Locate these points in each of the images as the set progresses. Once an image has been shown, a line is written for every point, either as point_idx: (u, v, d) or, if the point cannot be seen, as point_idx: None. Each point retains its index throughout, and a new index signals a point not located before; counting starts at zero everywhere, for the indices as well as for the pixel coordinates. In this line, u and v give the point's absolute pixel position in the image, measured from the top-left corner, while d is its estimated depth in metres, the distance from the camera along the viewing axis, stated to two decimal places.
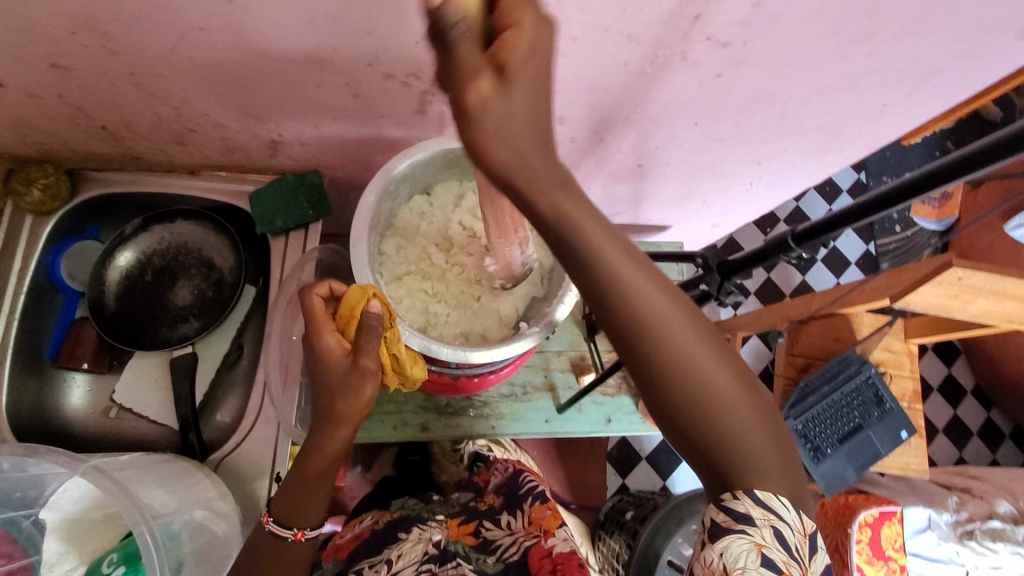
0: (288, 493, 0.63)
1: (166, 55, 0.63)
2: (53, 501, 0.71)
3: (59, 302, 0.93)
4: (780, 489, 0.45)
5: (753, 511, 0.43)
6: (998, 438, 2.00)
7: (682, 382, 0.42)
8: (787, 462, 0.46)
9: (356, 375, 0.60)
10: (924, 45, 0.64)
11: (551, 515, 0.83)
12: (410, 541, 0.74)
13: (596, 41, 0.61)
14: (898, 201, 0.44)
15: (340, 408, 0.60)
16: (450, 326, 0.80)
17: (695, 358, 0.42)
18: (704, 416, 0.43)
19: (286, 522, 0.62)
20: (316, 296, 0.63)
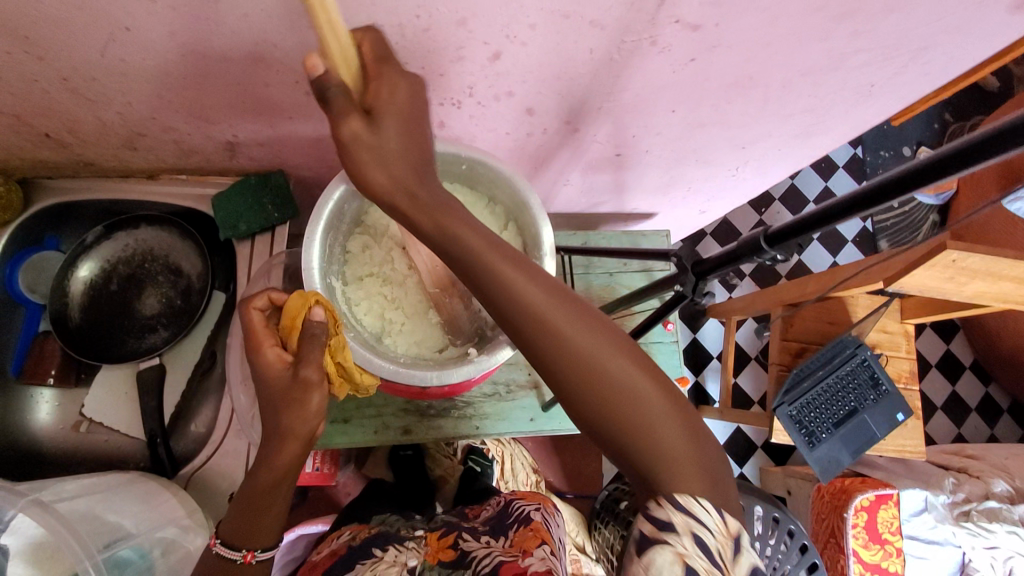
0: (238, 513, 0.61)
1: (98, 58, 0.59)
2: (14, 526, 0.65)
3: (20, 316, 0.90)
4: (704, 494, 0.41)
5: (674, 518, 0.40)
6: (997, 413, 1.98)
7: (586, 382, 0.41)
8: (718, 471, 0.43)
9: (298, 387, 0.56)
10: (910, 22, 0.59)
11: (532, 535, 0.75)
12: (385, 563, 0.73)
13: (556, 28, 0.56)
14: (866, 206, 0.41)
15: (284, 423, 0.57)
16: (407, 337, 0.77)
17: (599, 355, 0.41)
18: (615, 419, 0.41)
19: (234, 543, 0.60)
20: (255, 308, 0.61)
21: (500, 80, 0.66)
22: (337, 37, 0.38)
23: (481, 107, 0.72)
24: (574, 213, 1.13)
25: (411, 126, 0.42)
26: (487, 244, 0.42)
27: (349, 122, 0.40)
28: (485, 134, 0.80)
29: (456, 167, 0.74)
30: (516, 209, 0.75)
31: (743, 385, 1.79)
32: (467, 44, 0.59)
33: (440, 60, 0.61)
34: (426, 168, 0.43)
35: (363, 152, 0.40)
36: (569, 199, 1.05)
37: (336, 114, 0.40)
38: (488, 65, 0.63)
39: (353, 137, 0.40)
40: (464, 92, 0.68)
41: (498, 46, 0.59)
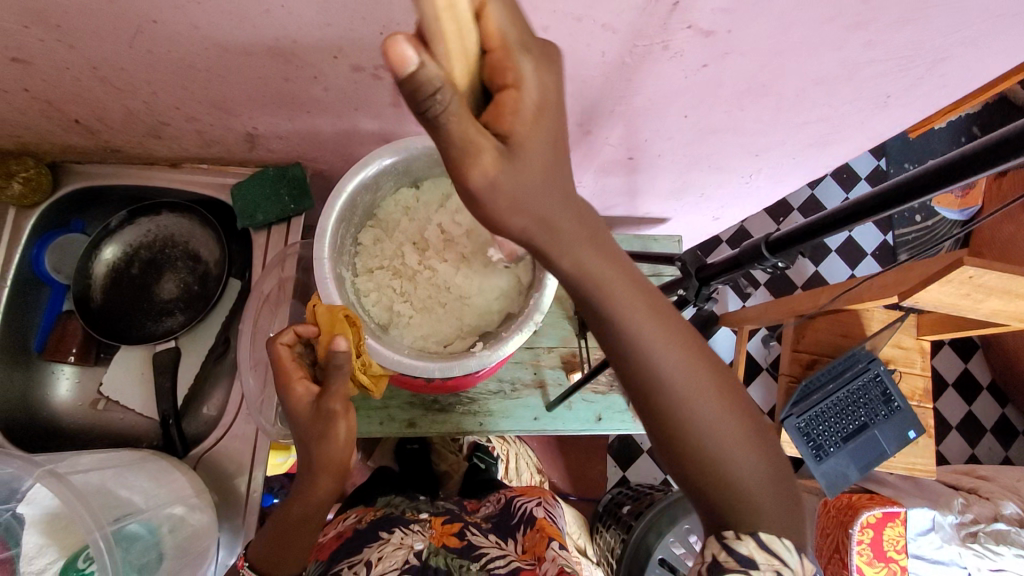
0: (269, 537, 0.68)
1: (125, 48, 0.61)
2: (31, 496, 0.69)
3: (45, 295, 0.93)
4: (784, 533, 0.46)
5: (756, 555, 0.44)
6: (1014, 436, 1.94)
7: (687, 427, 0.44)
8: (794, 512, 0.47)
9: (323, 421, 0.61)
10: (927, 32, 0.59)
11: (542, 537, 0.79)
12: (392, 544, 0.75)
13: (569, 31, 0.57)
14: (868, 214, 0.41)
15: (316, 458, 0.63)
16: (411, 329, 0.77)
17: (703, 400, 0.44)
18: (711, 462, 0.45)
19: (264, 568, 0.68)
20: (282, 344, 0.64)
21: None
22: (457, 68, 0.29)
23: None
24: None
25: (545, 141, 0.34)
26: (616, 275, 0.42)
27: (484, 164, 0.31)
28: None
29: None
30: None
31: (752, 395, 1.77)
32: None
33: None
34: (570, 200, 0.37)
35: (495, 196, 0.33)
36: (581, 201, 1.06)
37: (453, 154, 0.30)
38: None
39: (490, 174, 0.32)
40: None
41: None
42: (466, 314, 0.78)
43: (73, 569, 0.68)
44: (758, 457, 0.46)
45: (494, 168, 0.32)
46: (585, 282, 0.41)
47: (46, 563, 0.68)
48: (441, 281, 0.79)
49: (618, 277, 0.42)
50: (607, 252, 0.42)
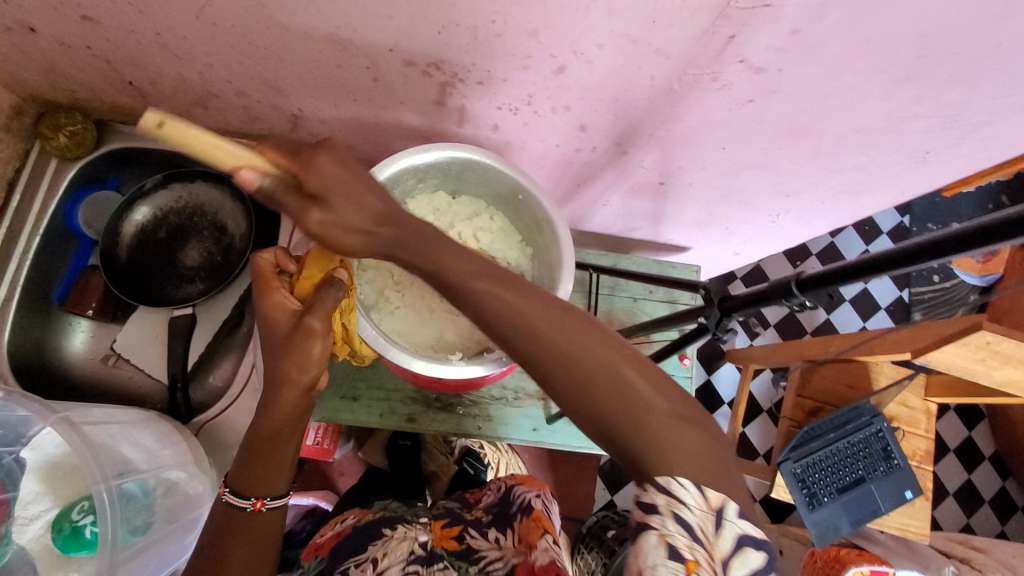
0: (242, 460, 0.58)
1: (190, 19, 0.63)
2: (35, 442, 0.75)
3: (73, 248, 0.94)
4: (692, 475, 0.43)
5: (655, 498, 0.42)
6: (1011, 511, 1.90)
7: (565, 372, 0.45)
8: (714, 457, 0.44)
9: (299, 334, 0.54)
10: (976, 94, 0.59)
11: (535, 526, 0.76)
12: (396, 539, 0.77)
13: (622, 52, 0.58)
14: (903, 264, 0.41)
15: (284, 370, 0.55)
16: (392, 319, 0.77)
17: (583, 347, 0.45)
18: (605, 407, 0.44)
19: (244, 492, 0.58)
20: (267, 256, 0.59)
21: (560, 94, 0.68)
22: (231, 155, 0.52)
23: (537, 116, 0.74)
24: (609, 234, 1.14)
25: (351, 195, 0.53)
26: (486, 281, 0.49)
27: (312, 215, 0.52)
28: (535, 144, 0.82)
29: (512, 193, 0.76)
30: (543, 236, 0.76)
31: (750, 435, 1.76)
32: (534, 55, 0.61)
33: (506, 65, 0.64)
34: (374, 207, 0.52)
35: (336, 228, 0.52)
36: (605, 220, 1.06)
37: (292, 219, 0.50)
38: (551, 78, 0.65)
39: (321, 221, 0.52)
40: (524, 100, 0.71)
41: (563, 60, 0.61)
42: (446, 328, 0.78)
43: (66, 519, 0.72)
44: (653, 396, 0.45)
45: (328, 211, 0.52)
46: (463, 279, 0.49)
47: (41, 510, 0.73)
48: None
49: (494, 288, 0.48)
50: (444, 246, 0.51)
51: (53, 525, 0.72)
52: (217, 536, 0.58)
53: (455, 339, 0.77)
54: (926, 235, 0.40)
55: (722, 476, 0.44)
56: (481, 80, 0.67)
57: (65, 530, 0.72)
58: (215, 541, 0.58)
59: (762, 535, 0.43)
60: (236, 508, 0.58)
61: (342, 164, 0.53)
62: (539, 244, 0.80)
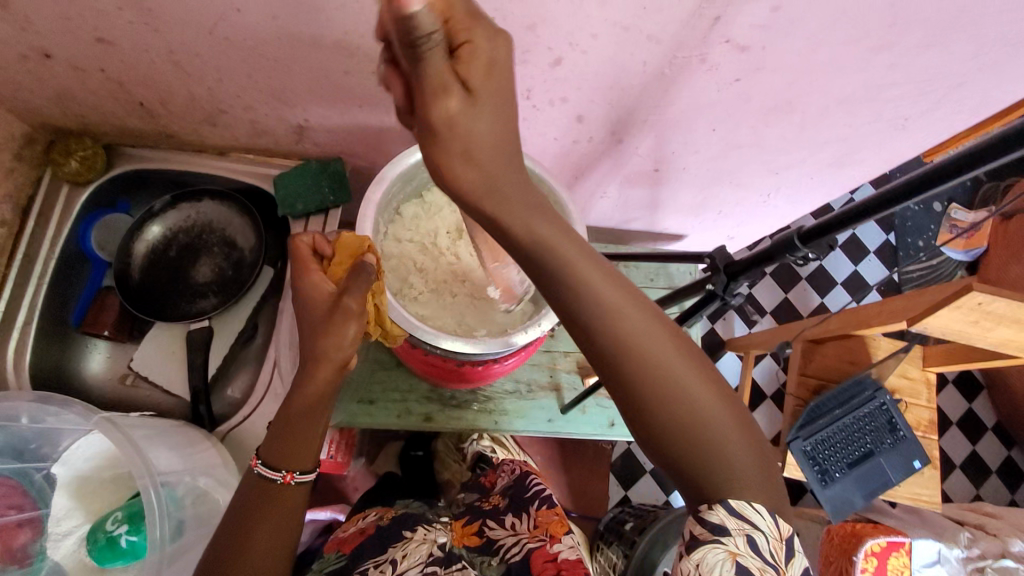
0: (274, 436, 0.61)
1: (204, 35, 0.66)
2: (65, 455, 0.76)
3: (87, 271, 0.97)
4: (757, 500, 0.47)
5: (727, 522, 0.45)
6: (1017, 478, 1.93)
7: (656, 392, 0.45)
8: (771, 483, 0.48)
9: (338, 314, 0.58)
10: (945, 58, 0.63)
11: (558, 520, 0.79)
12: (416, 541, 0.76)
13: (616, 40, 0.62)
14: (893, 204, 0.45)
15: (321, 347, 0.58)
16: (417, 305, 0.81)
17: (660, 356, 0.45)
18: (687, 431, 0.45)
19: (273, 464, 0.60)
20: (303, 242, 0.64)
21: (557, 86, 0.72)
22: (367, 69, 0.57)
23: (536, 110, 0.78)
24: (607, 227, 1.17)
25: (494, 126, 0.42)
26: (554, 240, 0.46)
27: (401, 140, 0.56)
28: (534, 138, 0.86)
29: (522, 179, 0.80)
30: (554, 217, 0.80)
31: (757, 421, 1.78)
32: (533, 48, 0.65)
33: (506, 61, 0.67)
34: None
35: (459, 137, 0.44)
36: (604, 212, 1.10)
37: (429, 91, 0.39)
38: (549, 70, 0.69)
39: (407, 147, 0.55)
40: (523, 95, 0.74)
41: (560, 52, 0.65)
42: (467, 313, 0.81)
43: (102, 529, 0.73)
44: (732, 427, 0.46)
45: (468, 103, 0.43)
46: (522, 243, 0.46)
47: (73, 526, 0.75)
48: (457, 273, 0.83)
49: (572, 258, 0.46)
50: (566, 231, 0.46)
51: (90, 536, 0.73)
52: (246, 527, 0.58)
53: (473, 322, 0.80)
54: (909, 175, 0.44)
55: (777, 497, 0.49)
56: None
57: (100, 541, 0.73)
58: (240, 527, 0.58)
59: (804, 552, 0.50)
60: (270, 493, 0.59)
61: None
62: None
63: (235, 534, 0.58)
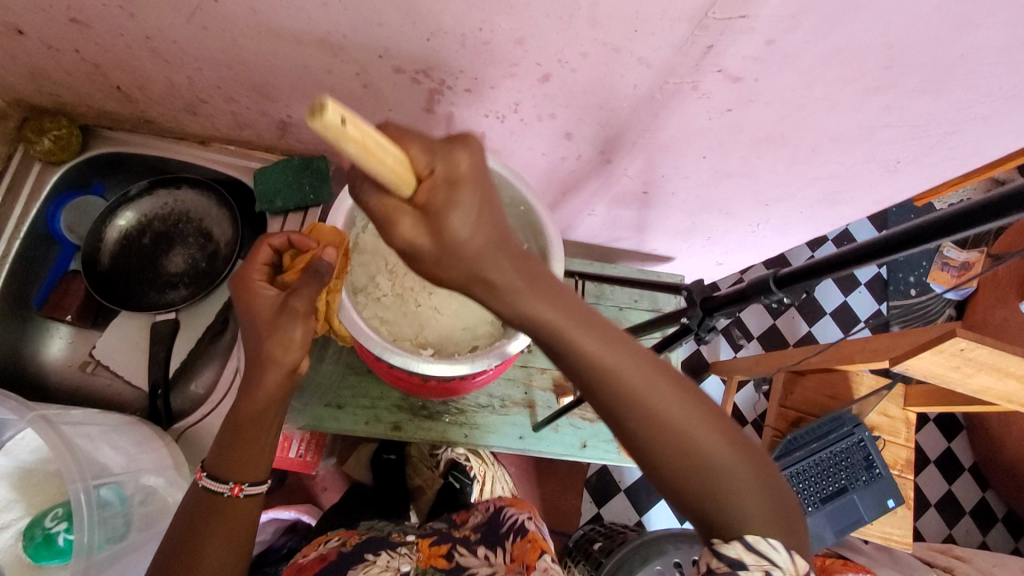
0: (221, 445, 0.58)
1: (182, 22, 0.64)
2: (9, 447, 0.72)
3: (54, 253, 0.94)
4: (774, 534, 0.47)
5: (744, 557, 0.45)
6: (990, 521, 1.93)
7: (659, 448, 0.46)
8: (790, 519, 0.48)
9: (284, 316, 0.55)
10: (941, 105, 0.62)
11: (531, 547, 0.76)
12: (377, 566, 0.74)
13: (605, 61, 0.60)
14: (871, 258, 0.43)
15: (267, 351, 0.55)
16: (377, 307, 0.77)
17: (668, 415, 0.45)
18: (680, 463, 0.46)
19: (222, 476, 0.57)
20: (268, 245, 0.63)
21: (545, 102, 0.70)
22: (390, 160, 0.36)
23: (523, 124, 0.76)
24: (594, 244, 1.15)
25: (451, 183, 0.40)
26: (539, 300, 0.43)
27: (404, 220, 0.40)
28: (521, 152, 0.84)
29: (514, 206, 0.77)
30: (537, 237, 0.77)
31: None
32: (521, 62, 0.63)
33: (493, 73, 0.65)
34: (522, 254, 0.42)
35: (429, 253, 0.40)
36: (591, 229, 1.07)
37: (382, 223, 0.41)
38: (537, 86, 0.67)
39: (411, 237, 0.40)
40: (510, 108, 0.72)
41: (549, 68, 0.63)
42: (427, 326, 0.78)
43: (38, 526, 0.71)
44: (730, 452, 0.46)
45: (427, 241, 0.40)
46: (522, 320, 0.43)
47: (13, 518, 0.72)
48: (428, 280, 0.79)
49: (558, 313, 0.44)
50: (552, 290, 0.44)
51: (26, 533, 0.70)
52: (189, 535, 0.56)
53: (431, 339, 0.77)
54: (890, 231, 0.42)
55: (745, 495, 0.46)
56: (469, 86, 0.69)
57: (37, 538, 0.70)
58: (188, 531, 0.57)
59: None
60: (219, 495, 0.57)
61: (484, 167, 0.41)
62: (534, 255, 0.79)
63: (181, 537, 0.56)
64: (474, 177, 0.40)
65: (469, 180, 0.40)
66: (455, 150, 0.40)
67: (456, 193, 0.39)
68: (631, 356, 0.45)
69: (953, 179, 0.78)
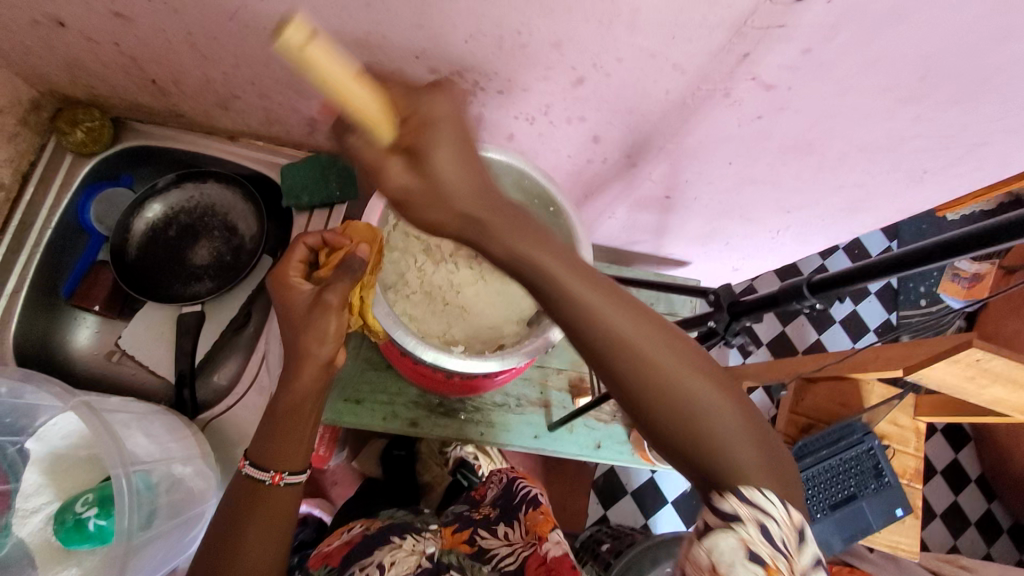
0: (264, 435, 0.60)
1: (223, 20, 0.65)
2: (41, 433, 0.75)
3: (83, 243, 0.95)
4: (767, 484, 0.43)
5: (738, 509, 0.41)
6: (997, 533, 1.93)
7: (647, 389, 0.43)
8: (781, 465, 0.44)
9: (318, 310, 0.57)
10: (970, 117, 0.63)
11: (544, 519, 0.78)
12: (404, 550, 0.74)
13: (641, 66, 0.61)
14: (911, 266, 0.44)
15: (305, 345, 0.57)
16: (406, 303, 0.78)
17: (656, 360, 0.43)
18: (670, 404, 0.43)
19: (264, 464, 0.59)
20: (303, 243, 0.63)
21: (576, 105, 0.71)
22: (363, 102, 0.43)
23: (552, 127, 0.77)
24: (611, 247, 1.16)
25: (426, 123, 0.47)
26: (530, 245, 0.45)
27: (394, 167, 0.46)
28: (547, 154, 0.85)
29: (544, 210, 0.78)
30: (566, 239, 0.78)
31: None
32: (556, 66, 0.64)
33: (527, 76, 0.66)
34: (489, 185, 0.47)
35: (418, 191, 0.46)
36: (609, 232, 1.08)
37: (373, 171, 0.47)
38: (570, 89, 0.68)
39: (404, 178, 0.46)
40: (540, 111, 0.73)
41: (583, 72, 0.64)
42: (455, 324, 0.79)
43: (70, 511, 0.71)
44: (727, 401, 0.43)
45: (417, 180, 0.46)
46: (508, 260, 0.45)
47: (42, 504, 0.73)
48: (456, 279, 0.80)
49: (543, 254, 0.45)
50: (536, 233, 0.46)
51: (58, 517, 0.71)
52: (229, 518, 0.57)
53: (459, 337, 0.79)
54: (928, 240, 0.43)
55: (743, 446, 0.43)
56: (502, 88, 0.70)
57: (69, 521, 0.70)
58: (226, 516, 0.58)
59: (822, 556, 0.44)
60: (252, 486, 0.59)
61: (458, 116, 0.48)
62: None
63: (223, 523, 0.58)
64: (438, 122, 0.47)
65: (447, 122, 0.48)
66: (430, 99, 0.48)
67: (433, 134, 0.46)
68: (599, 293, 0.44)
69: (976, 190, 0.79)
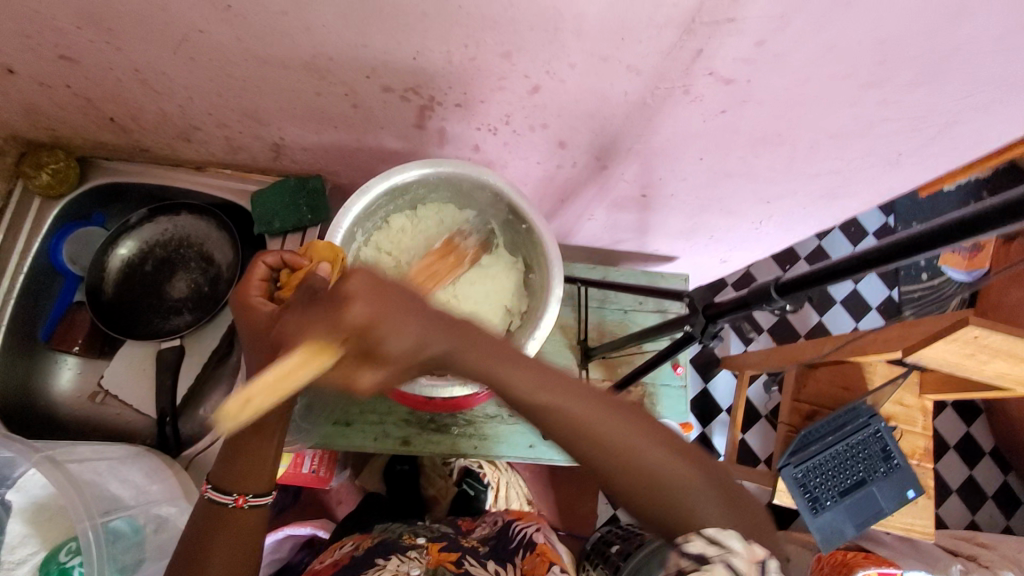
0: (225, 456, 0.59)
1: (168, 55, 0.64)
2: (21, 483, 0.74)
3: (58, 285, 0.95)
4: (727, 523, 0.46)
5: (708, 550, 0.42)
6: (1014, 505, 1.90)
7: (602, 452, 0.49)
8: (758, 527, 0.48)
9: (278, 332, 0.53)
10: (939, 96, 0.61)
11: (541, 560, 0.76)
12: (388, 568, 0.72)
13: (595, 70, 0.59)
14: (878, 263, 0.42)
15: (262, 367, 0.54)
16: None
17: (606, 431, 0.49)
18: (637, 475, 0.48)
19: (224, 487, 0.58)
20: (264, 263, 0.62)
21: (536, 112, 0.69)
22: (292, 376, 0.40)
23: (516, 135, 0.75)
24: (596, 248, 1.14)
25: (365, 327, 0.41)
26: (517, 372, 0.49)
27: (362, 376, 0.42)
28: (516, 162, 0.83)
29: (515, 223, 0.76)
30: (536, 249, 0.75)
31: (750, 441, 1.75)
32: (510, 76, 0.62)
33: (482, 88, 0.65)
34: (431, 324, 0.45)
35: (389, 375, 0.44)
36: (591, 233, 1.06)
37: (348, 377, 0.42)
38: (527, 97, 0.66)
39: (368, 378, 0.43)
40: (502, 121, 0.72)
41: (537, 80, 0.62)
42: None
43: (54, 561, 0.72)
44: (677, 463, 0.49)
45: (381, 367, 0.43)
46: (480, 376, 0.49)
47: (28, 554, 0.72)
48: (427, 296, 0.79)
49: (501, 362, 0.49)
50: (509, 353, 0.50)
51: (42, 567, 0.72)
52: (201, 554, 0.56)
53: None
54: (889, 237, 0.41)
55: (727, 514, 0.47)
56: (459, 101, 0.68)
57: (53, 572, 0.72)
58: (196, 555, 0.56)
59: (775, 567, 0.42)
60: (220, 521, 0.57)
61: (379, 283, 0.43)
62: (535, 271, 0.78)
63: (195, 563, 0.56)
64: (379, 297, 0.42)
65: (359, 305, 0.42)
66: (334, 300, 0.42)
67: (379, 330, 0.42)
68: (581, 400, 0.49)
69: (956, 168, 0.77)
